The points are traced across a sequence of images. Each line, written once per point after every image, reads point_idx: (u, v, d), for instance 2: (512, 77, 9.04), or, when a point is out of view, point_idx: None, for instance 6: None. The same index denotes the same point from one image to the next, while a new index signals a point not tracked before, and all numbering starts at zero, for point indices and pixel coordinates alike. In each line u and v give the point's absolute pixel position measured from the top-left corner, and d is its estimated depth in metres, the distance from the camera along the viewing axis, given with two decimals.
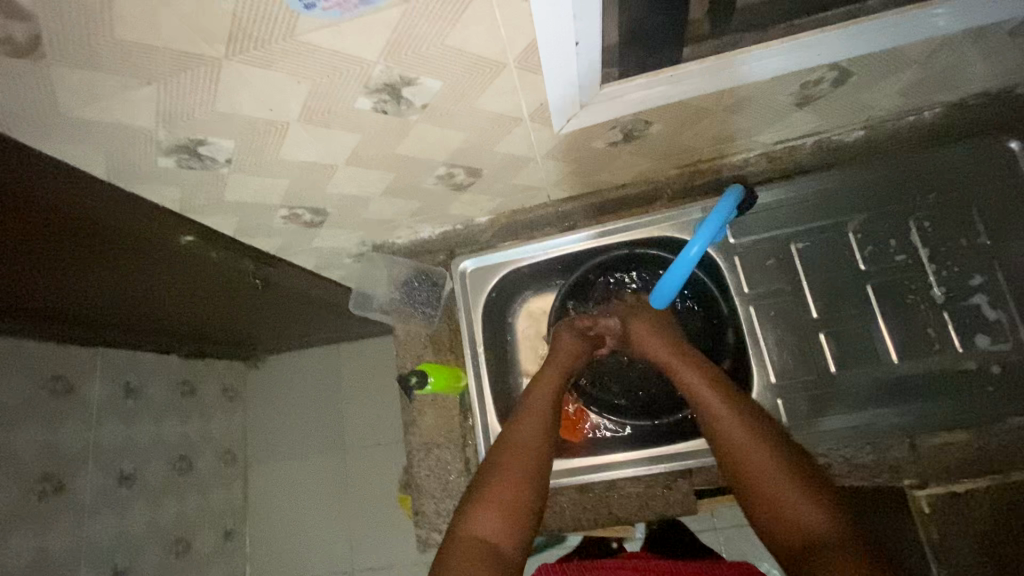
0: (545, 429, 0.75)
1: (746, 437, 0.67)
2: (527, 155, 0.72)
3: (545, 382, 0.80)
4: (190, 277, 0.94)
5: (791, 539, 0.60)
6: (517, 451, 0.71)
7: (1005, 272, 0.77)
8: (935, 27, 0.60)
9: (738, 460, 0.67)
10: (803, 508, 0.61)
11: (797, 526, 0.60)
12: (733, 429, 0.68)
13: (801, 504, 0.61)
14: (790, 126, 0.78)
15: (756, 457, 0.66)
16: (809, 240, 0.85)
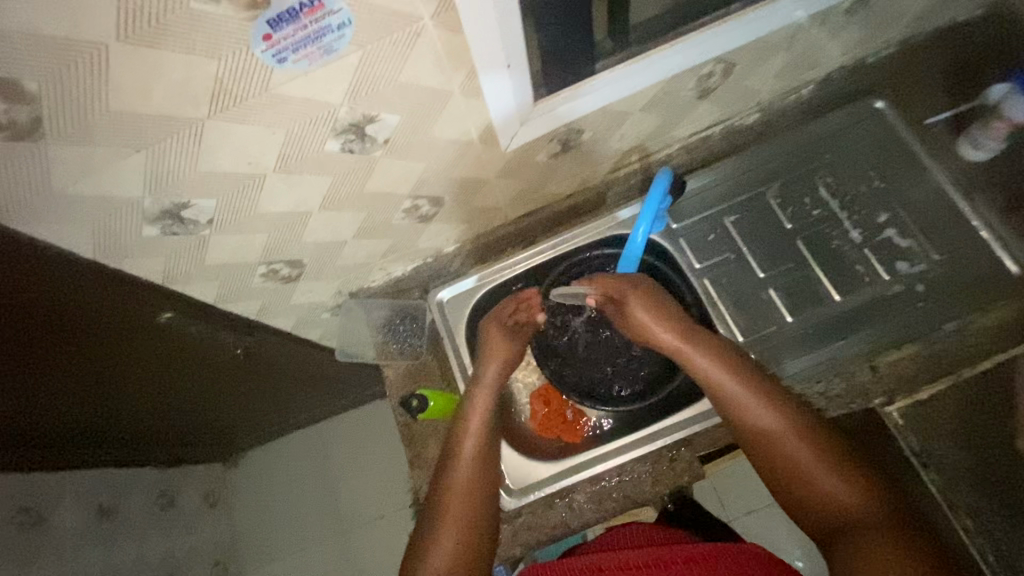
0: (484, 450, 0.80)
1: (782, 424, 0.74)
2: (481, 177, 0.80)
3: (477, 406, 0.84)
4: (169, 363, 0.93)
5: (824, 510, 0.71)
6: (459, 490, 0.77)
7: (902, 206, 0.90)
8: (787, 16, 0.74)
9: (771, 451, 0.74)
10: (835, 483, 0.70)
11: (828, 501, 0.70)
12: (769, 421, 0.75)
13: (829, 480, 0.71)
14: (698, 118, 0.91)
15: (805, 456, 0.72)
16: (740, 212, 0.96)
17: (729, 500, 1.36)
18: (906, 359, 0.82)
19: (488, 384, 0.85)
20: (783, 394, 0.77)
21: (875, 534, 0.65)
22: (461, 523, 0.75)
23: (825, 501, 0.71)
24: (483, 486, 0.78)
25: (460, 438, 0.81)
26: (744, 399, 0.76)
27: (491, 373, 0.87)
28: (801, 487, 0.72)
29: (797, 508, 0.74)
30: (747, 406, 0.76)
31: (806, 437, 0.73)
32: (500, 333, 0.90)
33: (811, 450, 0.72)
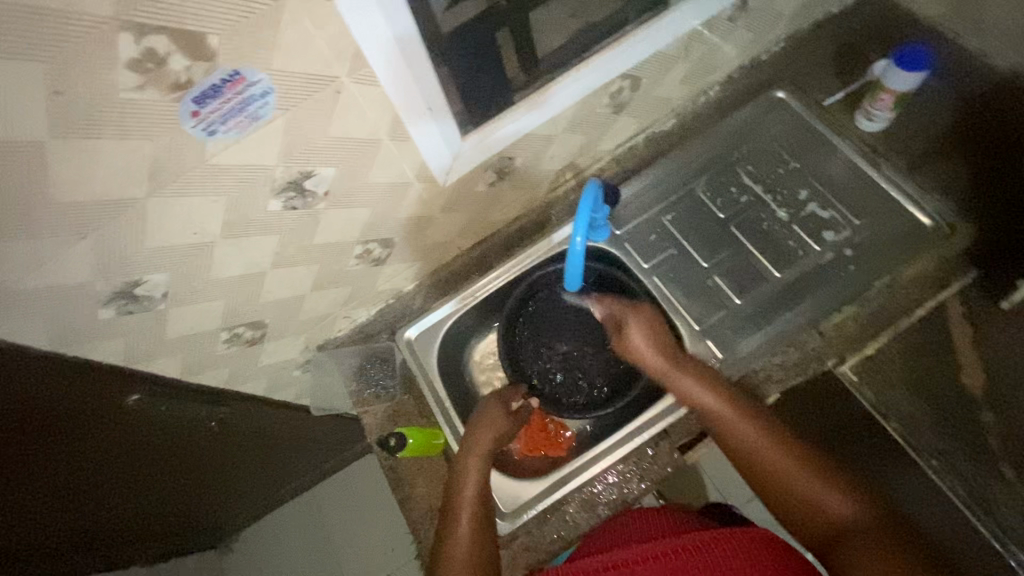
0: (484, 506, 0.79)
1: (771, 446, 0.77)
2: (426, 214, 0.84)
3: (469, 477, 0.81)
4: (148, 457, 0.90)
5: (816, 522, 0.72)
6: (466, 548, 0.74)
7: (816, 182, 0.99)
8: (676, 28, 0.82)
9: (764, 473, 0.76)
10: (825, 494, 0.72)
11: (817, 512, 0.72)
12: (761, 444, 0.77)
13: (819, 493, 0.72)
14: (620, 130, 0.98)
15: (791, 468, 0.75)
16: (676, 210, 1.02)
17: (731, 492, 1.34)
18: (849, 319, 0.87)
19: (477, 453, 0.82)
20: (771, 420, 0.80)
21: (869, 535, 0.66)
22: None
23: (816, 513, 0.72)
24: (481, 563, 0.73)
25: (454, 513, 0.78)
26: (737, 426, 0.79)
27: (482, 444, 0.85)
28: (792, 502, 0.74)
29: (792, 523, 0.74)
30: (737, 432, 0.78)
31: (795, 455, 0.76)
32: (498, 403, 0.91)
33: (801, 470, 0.74)
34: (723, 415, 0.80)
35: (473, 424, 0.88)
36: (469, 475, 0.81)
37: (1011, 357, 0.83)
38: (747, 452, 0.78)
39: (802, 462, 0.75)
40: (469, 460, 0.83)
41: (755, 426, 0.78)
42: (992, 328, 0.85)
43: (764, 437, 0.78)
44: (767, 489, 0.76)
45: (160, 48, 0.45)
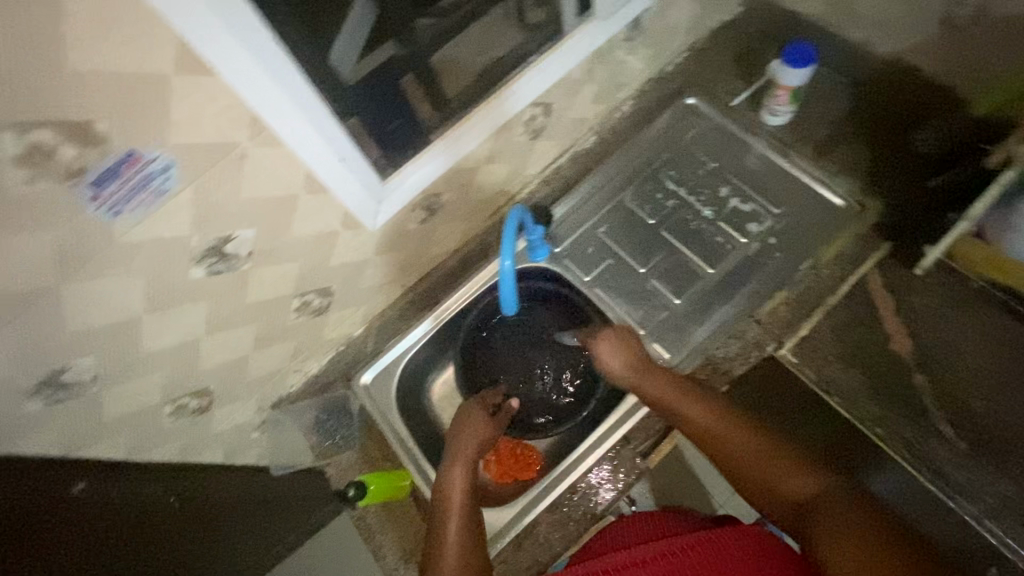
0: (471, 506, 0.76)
1: (751, 443, 0.73)
2: (361, 259, 0.85)
3: (454, 480, 0.79)
4: None
5: (788, 507, 0.68)
6: (455, 550, 0.71)
7: (734, 179, 1.04)
8: (579, 51, 0.85)
9: (745, 469, 0.72)
10: (799, 477, 0.68)
11: (795, 497, 0.67)
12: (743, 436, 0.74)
13: (799, 479, 0.68)
14: (543, 153, 1.02)
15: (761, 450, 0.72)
16: (608, 222, 1.06)
17: (712, 486, 1.35)
18: (781, 305, 0.91)
19: (461, 461, 0.80)
20: (756, 421, 0.75)
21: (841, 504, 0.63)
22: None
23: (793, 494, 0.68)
24: (475, 561, 0.70)
25: (440, 518, 0.75)
26: (722, 432, 0.75)
27: (466, 449, 0.83)
28: (771, 492, 0.69)
29: (773, 512, 0.70)
30: (715, 428, 0.75)
31: (778, 449, 0.71)
32: (480, 411, 0.91)
33: (784, 459, 0.70)
34: (704, 423, 0.76)
35: (456, 431, 0.87)
36: (454, 478, 0.79)
37: (931, 319, 0.87)
38: (725, 442, 0.74)
39: (789, 454, 0.70)
40: (453, 464, 0.82)
41: (738, 428, 0.74)
42: (910, 294, 0.88)
43: (749, 436, 0.73)
44: (749, 484, 0.71)
45: (46, 141, 0.46)
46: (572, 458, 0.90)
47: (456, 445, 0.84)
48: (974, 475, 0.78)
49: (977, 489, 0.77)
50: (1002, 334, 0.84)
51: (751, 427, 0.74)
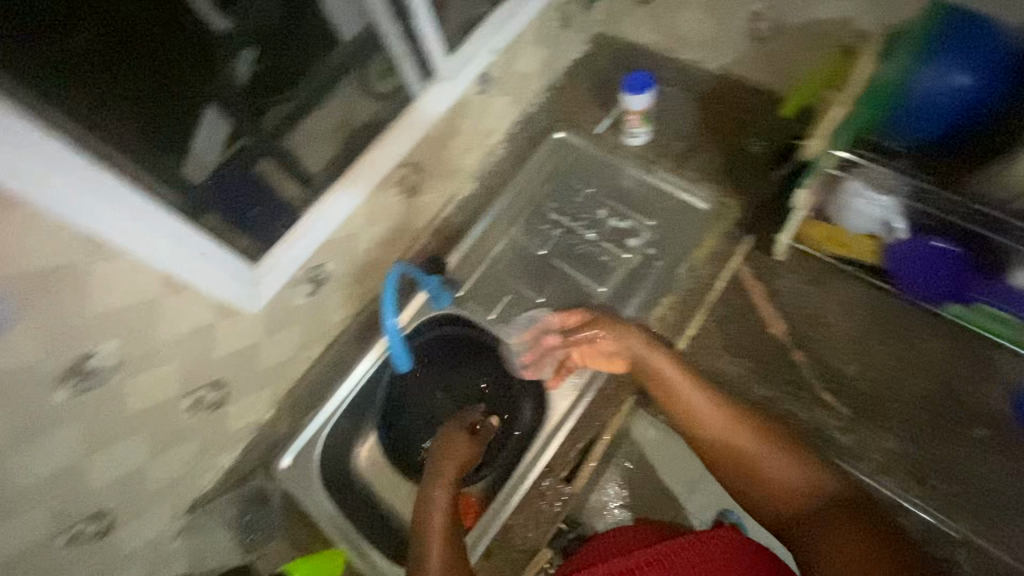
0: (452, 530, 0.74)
1: (758, 440, 0.72)
2: (252, 342, 0.85)
3: (435, 506, 0.75)
4: None
5: (788, 510, 0.68)
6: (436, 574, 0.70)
7: (609, 201, 1.11)
8: (431, 111, 0.91)
9: (741, 467, 0.72)
10: (794, 474, 0.69)
11: (793, 500, 0.68)
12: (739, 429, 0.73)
13: (795, 476, 0.69)
14: (426, 207, 1.06)
15: (755, 442, 0.72)
16: (502, 260, 1.10)
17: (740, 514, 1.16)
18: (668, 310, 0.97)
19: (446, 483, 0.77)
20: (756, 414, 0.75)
21: (842, 510, 0.64)
22: None
23: (782, 490, 0.69)
24: None
25: (420, 541, 0.73)
26: (723, 427, 0.74)
27: (449, 471, 0.79)
28: (766, 490, 0.70)
29: (764, 509, 0.70)
30: (713, 421, 0.74)
31: (775, 445, 0.71)
32: (461, 429, 0.86)
33: (780, 457, 0.70)
34: (698, 407, 0.76)
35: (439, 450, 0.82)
36: (438, 501, 0.75)
37: (798, 298, 0.94)
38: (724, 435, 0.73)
39: (784, 448, 0.71)
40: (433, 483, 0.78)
41: (741, 424, 0.73)
42: (777, 278, 0.96)
43: (749, 431, 0.73)
44: (741, 479, 0.72)
45: None
46: (500, 497, 0.90)
47: (441, 468, 0.79)
48: (857, 436, 0.84)
49: (862, 448, 0.83)
50: (859, 301, 0.92)
51: (751, 421, 0.74)
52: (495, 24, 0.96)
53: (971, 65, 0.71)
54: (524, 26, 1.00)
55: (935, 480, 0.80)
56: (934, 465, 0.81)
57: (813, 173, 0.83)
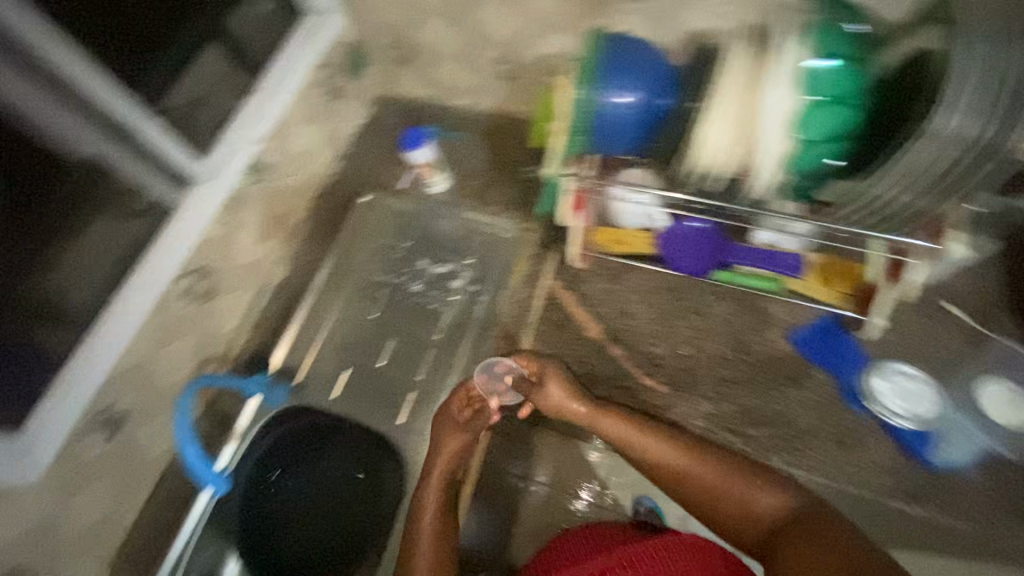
0: (445, 526, 0.76)
1: (704, 465, 0.72)
2: (46, 514, 0.76)
3: (429, 494, 0.78)
4: None
5: (760, 529, 0.66)
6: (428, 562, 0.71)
7: (424, 250, 1.14)
8: (200, 213, 0.91)
9: (710, 504, 0.70)
10: (755, 492, 0.68)
11: (760, 518, 0.66)
12: (689, 460, 0.74)
13: (761, 497, 0.67)
14: (234, 307, 1.02)
15: (705, 471, 0.72)
16: (333, 335, 1.07)
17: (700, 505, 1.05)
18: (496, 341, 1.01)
19: (440, 469, 0.80)
20: (716, 454, 0.74)
21: (810, 521, 0.62)
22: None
23: (748, 514, 0.67)
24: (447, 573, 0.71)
25: (412, 538, 0.74)
26: (684, 462, 0.74)
27: (437, 478, 0.80)
28: (738, 517, 0.68)
29: (743, 539, 0.68)
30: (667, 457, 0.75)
31: (736, 474, 0.70)
32: (454, 410, 0.86)
33: (743, 486, 0.69)
34: (653, 447, 0.77)
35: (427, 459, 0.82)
36: (431, 491, 0.79)
37: (605, 299, 1.03)
38: (678, 474, 0.74)
39: (749, 477, 0.70)
40: (429, 473, 0.81)
41: (697, 457, 0.74)
42: (583, 284, 1.05)
43: (712, 465, 0.72)
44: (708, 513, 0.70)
45: None
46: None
47: (436, 459, 0.82)
48: (679, 408, 0.92)
49: (685, 420, 0.91)
50: (654, 286, 1.01)
51: (716, 457, 0.73)
52: (245, 118, 0.97)
53: (632, 83, 0.70)
54: (285, 111, 1.02)
55: (749, 428, 0.89)
56: (745, 414, 0.90)
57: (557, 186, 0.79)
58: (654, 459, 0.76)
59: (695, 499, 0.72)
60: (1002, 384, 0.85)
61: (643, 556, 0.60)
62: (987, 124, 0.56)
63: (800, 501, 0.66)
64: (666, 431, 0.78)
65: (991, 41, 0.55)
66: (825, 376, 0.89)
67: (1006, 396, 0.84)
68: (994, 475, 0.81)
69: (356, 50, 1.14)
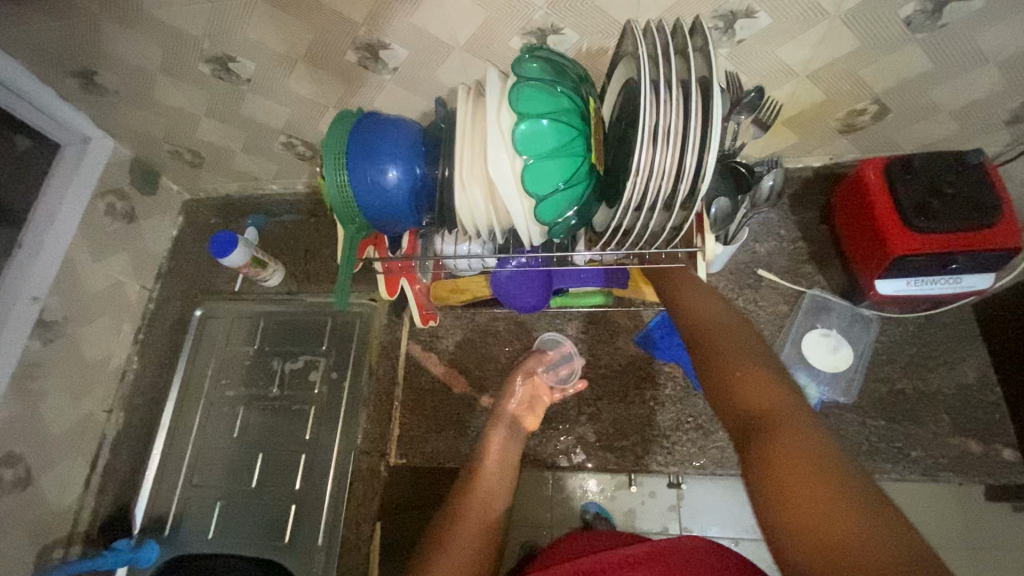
0: (498, 489, 0.76)
1: (738, 340, 0.60)
2: None
3: (489, 451, 0.80)
4: None
5: (739, 411, 0.55)
6: (479, 518, 0.70)
7: (272, 349, 1.05)
8: None
9: (725, 369, 0.57)
10: (764, 382, 0.55)
11: (749, 399, 0.54)
12: (722, 329, 0.63)
13: (772, 387, 0.55)
14: (64, 478, 0.93)
15: (727, 341, 0.60)
16: (194, 469, 0.99)
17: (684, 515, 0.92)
18: (369, 424, 0.99)
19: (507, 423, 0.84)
20: (760, 342, 0.61)
21: (804, 428, 0.50)
22: (476, 532, 0.68)
23: (741, 394, 0.55)
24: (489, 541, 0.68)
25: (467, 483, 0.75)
26: (724, 331, 0.62)
27: (498, 443, 0.82)
28: (734, 396, 0.56)
29: (724, 418, 0.57)
30: (706, 319, 0.65)
31: (771, 371, 0.56)
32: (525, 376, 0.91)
33: (769, 379, 0.55)
34: (697, 308, 0.67)
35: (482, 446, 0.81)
36: (492, 447, 0.81)
37: (463, 351, 1.03)
38: (708, 335, 0.62)
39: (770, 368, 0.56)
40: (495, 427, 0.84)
41: (725, 321, 0.64)
42: (440, 344, 1.04)
43: (748, 343, 0.60)
44: (715, 384, 0.58)
45: None
46: None
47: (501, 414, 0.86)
48: (557, 439, 0.95)
49: (564, 447, 0.95)
50: (507, 324, 1.03)
51: (755, 342, 0.60)
52: (10, 289, 0.86)
53: (383, 159, 0.67)
54: (61, 259, 0.91)
55: (619, 440, 0.94)
56: (615, 429, 0.95)
57: (347, 282, 0.75)
58: (687, 316, 0.67)
59: (698, 361, 0.61)
60: (813, 330, 0.93)
61: (656, 556, 0.56)
62: (685, 153, 0.58)
63: (818, 415, 0.52)
64: (720, 304, 0.68)
65: (669, 71, 0.57)
66: (677, 368, 0.96)
67: (820, 339, 0.92)
68: (834, 420, 0.88)
69: (141, 164, 1.06)
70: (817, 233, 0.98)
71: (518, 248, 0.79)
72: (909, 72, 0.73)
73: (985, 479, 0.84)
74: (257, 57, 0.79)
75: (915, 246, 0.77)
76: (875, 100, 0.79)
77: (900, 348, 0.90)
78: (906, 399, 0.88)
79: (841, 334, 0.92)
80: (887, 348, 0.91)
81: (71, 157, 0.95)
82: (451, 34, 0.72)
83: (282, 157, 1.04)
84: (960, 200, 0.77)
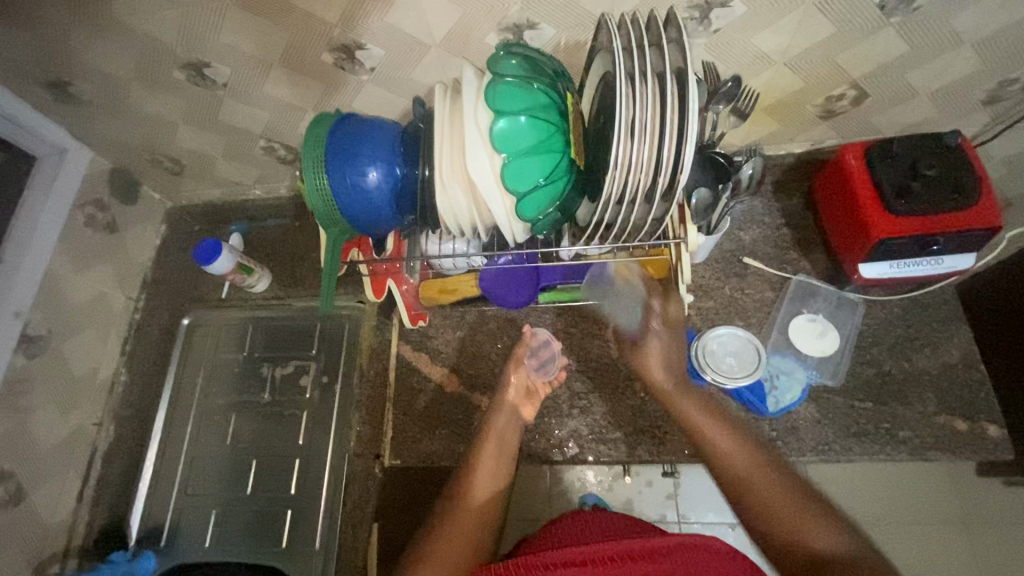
0: (500, 471, 0.76)
1: (771, 479, 0.61)
2: None
3: (491, 434, 0.80)
4: None
5: (800, 562, 0.55)
6: (476, 505, 0.71)
7: (262, 355, 1.05)
8: None
9: (774, 520, 0.58)
10: (814, 529, 0.56)
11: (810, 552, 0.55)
12: (751, 466, 0.63)
13: (836, 543, 0.54)
14: (55, 492, 0.93)
15: (762, 481, 0.61)
16: (188, 478, 0.99)
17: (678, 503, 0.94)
18: (363, 426, 0.99)
19: (506, 408, 0.84)
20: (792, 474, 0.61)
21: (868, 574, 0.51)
22: (474, 520, 0.69)
23: (799, 548, 0.56)
24: (486, 529, 0.69)
25: (466, 468, 0.76)
26: (776, 496, 0.59)
27: (501, 426, 0.81)
28: (803, 557, 0.55)
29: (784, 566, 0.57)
30: (729, 452, 0.65)
31: (818, 512, 0.57)
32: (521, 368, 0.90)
33: (820, 521, 0.56)
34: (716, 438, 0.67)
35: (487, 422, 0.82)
36: (494, 428, 0.80)
37: (454, 348, 1.03)
38: (741, 477, 0.62)
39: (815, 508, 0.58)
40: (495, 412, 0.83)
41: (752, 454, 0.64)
42: (430, 343, 1.04)
43: (802, 515, 0.57)
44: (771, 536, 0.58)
45: None
46: None
47: (502, 399, 0.85)
48: (551, 432, 0.96)
49: (559, 440, 0.95)
50: (497, 320, 1.03)
51: (800, 490, 0.59)
52: None
53: (363, 159, 0.67)
54: (43, 271, 0.91)
55: (613, 432, 0.95)
56: (608, 421, 0.95)
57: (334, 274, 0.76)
58: (710, 451, 0.67)
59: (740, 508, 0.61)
60: (801, 315, 0.93)
61: (680, 555, 0.57)
62: (661, 147, 0.58)
63: (874, 555, 0.53)
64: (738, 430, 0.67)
65: (646, 64, 0.57)
66: None
67: (808, 324, 0.92)
68: (822, 404, 0.89)
69: (120, 173, 1.05)
70: (801, 219, 0.98)
71: (502, 246, 0.80)
72: (886, 56, 0.74)
73: (972, 455, 0.85)
74: (233, 62, 0.78)
75: (896, 230, 0.78)
76: (854, 85, 0.79)
77: (886, 330, 0.91)
78: (892, 379, 0.89)
79: (828, 318, 0.93)
80: (873, 331, 0.92)
81: (47, 169, 0.93)
82: (427, 32, 0.71)
83: (264, 162, 1.03)
84: (940, 182, 0.77)
